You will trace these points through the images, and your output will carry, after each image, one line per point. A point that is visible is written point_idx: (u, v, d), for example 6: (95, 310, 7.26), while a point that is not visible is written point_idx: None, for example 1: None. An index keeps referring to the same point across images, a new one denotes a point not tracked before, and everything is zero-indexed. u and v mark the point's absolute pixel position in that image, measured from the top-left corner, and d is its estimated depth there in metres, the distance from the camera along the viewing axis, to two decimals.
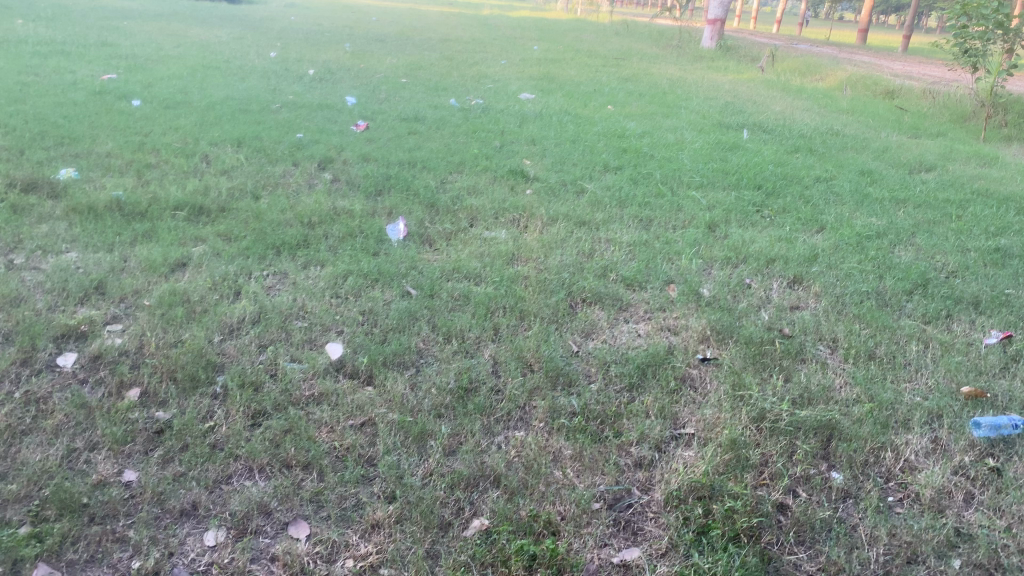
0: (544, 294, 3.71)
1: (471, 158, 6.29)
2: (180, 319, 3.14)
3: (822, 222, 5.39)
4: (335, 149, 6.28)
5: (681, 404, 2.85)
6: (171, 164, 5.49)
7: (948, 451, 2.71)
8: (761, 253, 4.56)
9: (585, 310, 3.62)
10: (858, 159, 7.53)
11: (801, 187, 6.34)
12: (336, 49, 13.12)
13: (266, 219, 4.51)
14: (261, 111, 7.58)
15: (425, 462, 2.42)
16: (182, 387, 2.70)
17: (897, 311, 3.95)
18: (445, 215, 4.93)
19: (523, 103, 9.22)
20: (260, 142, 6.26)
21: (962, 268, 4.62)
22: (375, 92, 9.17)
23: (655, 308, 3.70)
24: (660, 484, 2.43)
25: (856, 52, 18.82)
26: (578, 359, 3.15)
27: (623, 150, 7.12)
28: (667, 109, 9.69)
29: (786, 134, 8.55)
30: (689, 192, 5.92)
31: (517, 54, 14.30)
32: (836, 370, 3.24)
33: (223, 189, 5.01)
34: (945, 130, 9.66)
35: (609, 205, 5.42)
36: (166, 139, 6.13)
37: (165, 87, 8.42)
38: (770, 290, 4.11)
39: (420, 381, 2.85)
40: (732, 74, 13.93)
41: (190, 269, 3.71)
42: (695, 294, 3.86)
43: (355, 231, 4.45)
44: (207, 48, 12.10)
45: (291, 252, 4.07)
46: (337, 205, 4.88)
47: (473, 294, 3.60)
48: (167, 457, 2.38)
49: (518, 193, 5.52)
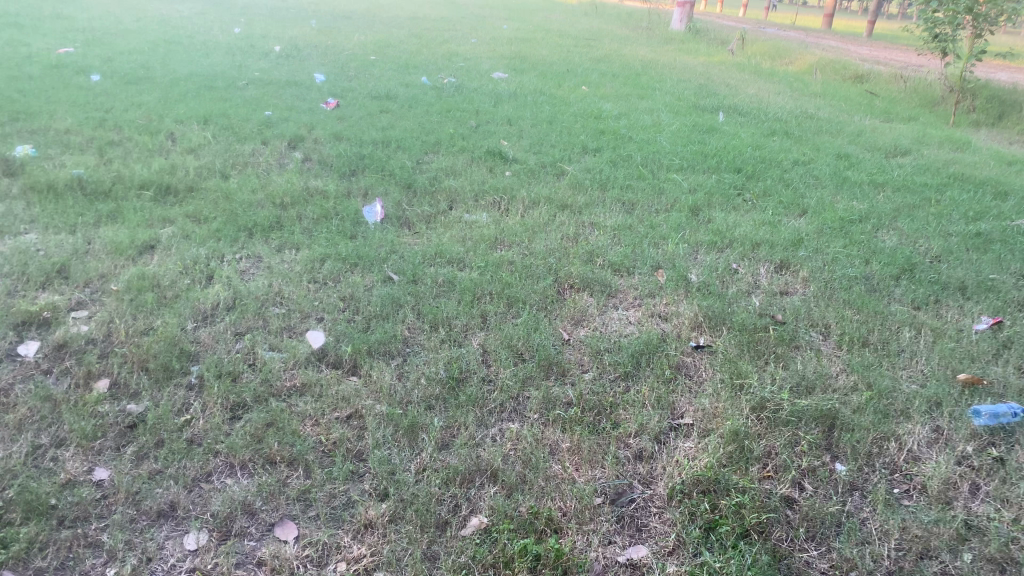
0: (531, 280, 3.60)
1: (447, 138, 6.13)
2: (149, 305, 2.96)
3: (804, 206, 5.34)
4: (307, 128, 6.08)
5: (678, 393, 2.76)
6: (135, 142, 5.25)
7: (950, 441, 2.66)
8: (746, 237, 4.49)
9: (573, 296, 3.51)
10: (834, 143, 7.51)
11: (780, 170, 6.29)
12: (302, 26, 12.78)
13: (237, 199, 4.32)
14: (227, 88, 7.33)
15: (417, 456, 2.30)
16: (155, 378, 2.54)
17: (886, 296, 3.90)
18: (423, 196, 4.78)
19: (497, 83, 9.07)
20: (228, 120, 6.03)
21: (945, 253, 4.59)
22: (344, 70, 8.93)
23: (644, 294, 3.60)
24: (663, 478, 2.34)
25: (822, 36, 18.90)
26: (570, 347, 3.05)
27: (600, 132, 7.01)
28: (641, 91, 9.59)
29: (762, 117, 8.50)
30: (669, 175, 5.83)
31: (487, 33, 14.10)
32: (831, 357, 3.17)
33: (191, 168, 4.81)
34: (916, 115, 9.70)
35: (590, 188, 5.32)
36: (129, 115, 5.88)
37: (125, 62, 8.09)
38: (758, 275, 4.04)
39: (407, 371, 2.73)
40: (702, 57, 13.88)
41: (159, 252, 3.52)
42: (684, 280, 3.77)
43: (331, 213, 4.29)
44: (167, 23, 11.68)
45: (265, 236, 3.90)
46: (310, 185, 4.71)
47: (458, 280, 3.48)
48: (141, 454, 2.22)
49: (497, 174, 5.39)
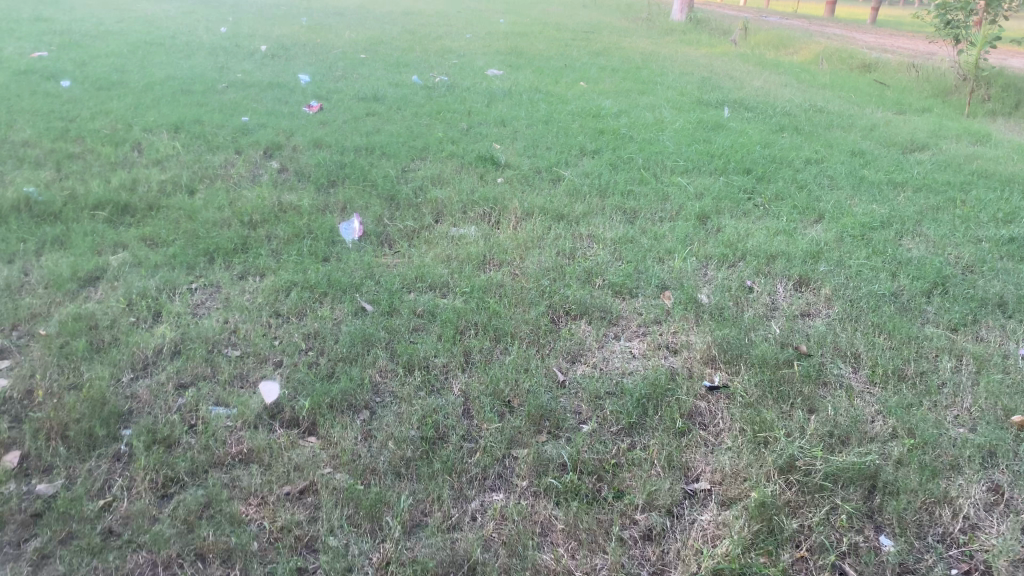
0: (522, 307, 3.21)
1: (435, 142, 5.75)
2: (80, 353, 2.58)
3: (820, 210, 4.95)
4: (285, 134, 5.69)
5: (691, 449, 2.36)
6: (97, 155, 4.87)
7: (1012, 504, 2.28)
8: (760, 249, 4.10)
9: (568, 326, 3.11)
10: (847, 139, 7.11)
11: (792, 170, 5.89)
12: (291, 24, 12.38)
13: (200, 218, 3.94)
14: (205, 91, 6.95)
15: (381, 547, 1.93)
16: (76, 448, 2.17)
17: (918, 315, 3.51)
18: (407, 209, 4.40)
19: (491, 80, 8.66)
20: (201, 127, 5.65)
21: (978, 261, 4.19)
22: (331, 70, 8.54)
23: (649, 322, 3.20)
24: (677, 565, 1.96)
25: (828, 24, 18.43)
26: (565, 390, 2.65)
27: (600, 131, 6.61)
28: (642, 85, 9.19)
29: (769, 112, 8.09)
30: (674, 178, 5.44)
31: (483, 27, 13.69)
32: (864, 396, 2.77)
33: (153, 183, 4.42)
34: (930, 106, 9.27)
35: (589, 195, 4.93)
36: (94, 124, 5.50)
37: (99, 66, 7.71)
38: (776, 293, 3.64)
39: (375, 430, 2.34)
40: (704, 48, 13.46)
41: (104, 284, 3.15)
42: (694, 302, 3.37)
43: (303, 231, 3.90)
44: (150, 23, 11.28)
45: (227, 261, 3.52)
46: (283, 199, 4.32)
47: (439, 310, 3.09)
48: (44, 552, 1.85)
49: (488, 182, 5.01)
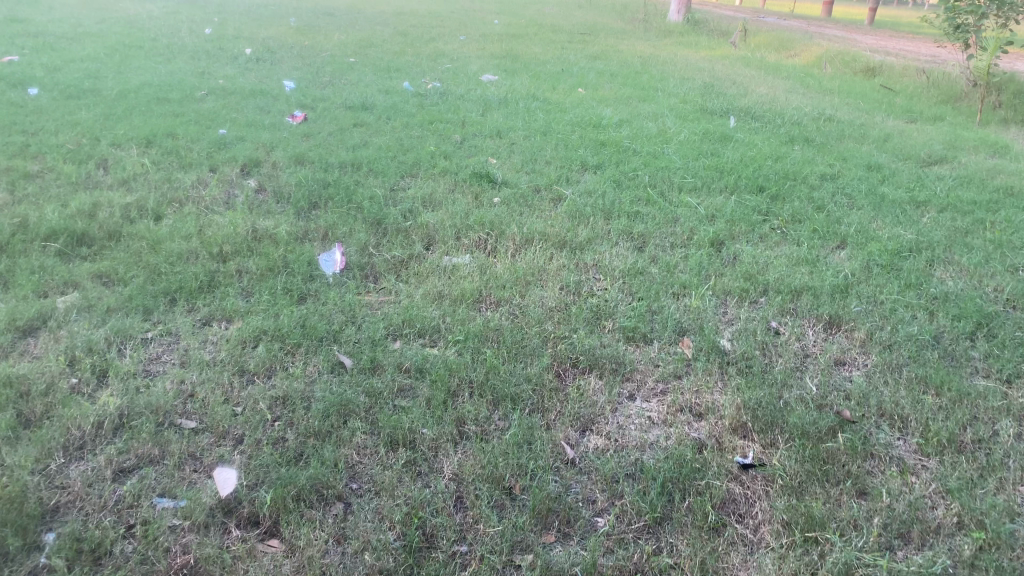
0: (522, 360, 2.82)
1: (426, 157, 5.36)
2: (3, 431, 2.20)
3: (842, 234, 4.57)
4: (266, 149, 5.29)
5: (727, 554, 2.01)
6: (57, 174, 4.48)
7: None
8: (783, 282, 3.72)
9: (577, 382, 2.73)
10: (862, 151, 6.73)
11: (808, 188, 5.52)
12: (278, 24, 11.96)
13: (165, 249, 3.55)
14: (183, 100, 6.55)
15: None
16: None
17: (966, 363, 3.12)
18: (395, 236, 4.01)
19: (486, 86, 8.27)
20: (174, 141, 5.24)
21: (1021, 296, 3.81)
22: (318, 75, 8.13)
23: (669, 375, 2.81)
24: None
25: (827, 25, 18.05)
26: (575, 469, 2.28)
27: (601, 144, 6.24)
28: (643, 92, 8.82)
29: (777, 121, 7.71)
30: (682, 196, 5.06)
31: (477, 29, 13.30)
32: (921, 471, 2.39)
33: (116, 207, 4.03)
34: (942, 113, 8.90)
35: (593, 218, 4.54)
36: (58, 138, 5.11)
37: (72, 71, 7.29)
38: (806, 337, 3.26)
39: (350, 531, 1.98)
40: (704, 51, 13.08)
41: (46, 336, 2.76)
42: (717, 350, 2.98)
43: (279, 265, 3.51)
44: (132, 24, 10.85)
45: (190, 303, 3.13)
46: (259, 225, 3.93)
47: (429, 366, 2.70)
48: None
49: (482, 203, 4.63)
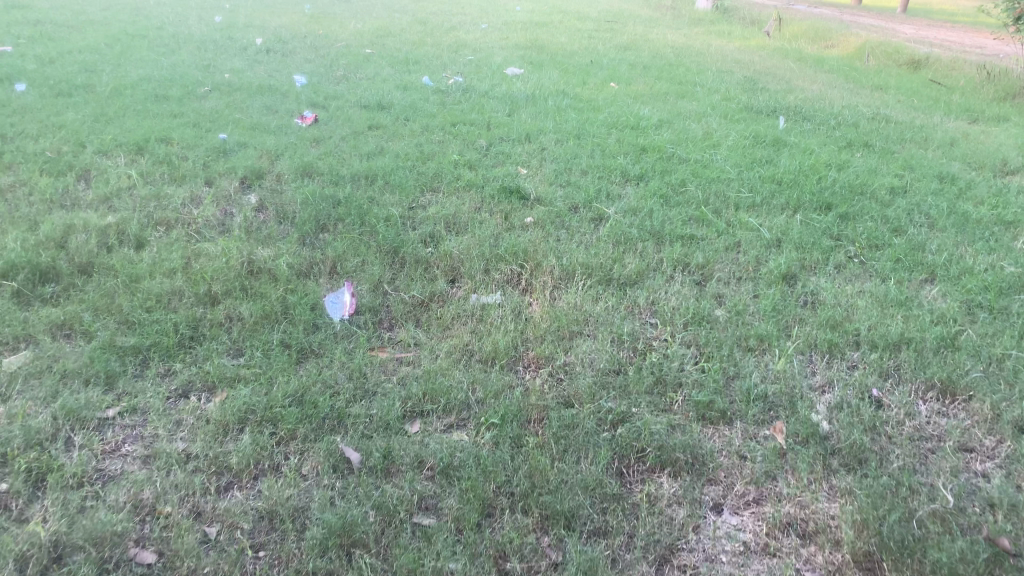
0: (574, 454, 2.23)
1: (448, 168, 4.76)
2: None
3: (931, 264, 3.92)
4: (270, 157, 4.71)
5: None
6: (31, 189, 3.93)
7: None
8: (880, 332, 3.09)
9: (647, 487, 2.15)
10: (929, 159, 6.06)
11: (879, 204, 4.87)
12: (292, 11, 11.37)
13: (143, 288, 2.99)
14: (183, 97, 5.99)
15: None
16: None
17: None
18: (414, 270, 3.42)
19: (511, 81, 7.66)
20: (168, 148, 4.68)
21: None
22: (331, 69, 7.54)
23: (761, 475, 2.22)
24: None
25: (863, 13, 17.18)
26: None
27: (642, 150, 5.62)
28: (680, 87, 8.17)
29: (830, 123, 7.04)
30: (740, 215, 4.43)
31: (499, 16, 12.63)
32: None
33: (93, 230, 3.48)
34: (1005, 113, 8.15)
35: (642, 243, 3.93)
36: (39, 144, 4.56)
37: (67, 64, 6.75)
38: (921, 412, 2.64)
39: None
40: (739, 42, 12.37)
41: None
42: (818, 438, 2.38)
43: (277, 310, 2.93)
44: (139, 10, 10.29)
45: (166, 365, 2.57)
46: (256, 256, 3.35)
47: (457, 464, 2.12)
48: None
49: (514, 225, 4.03)
